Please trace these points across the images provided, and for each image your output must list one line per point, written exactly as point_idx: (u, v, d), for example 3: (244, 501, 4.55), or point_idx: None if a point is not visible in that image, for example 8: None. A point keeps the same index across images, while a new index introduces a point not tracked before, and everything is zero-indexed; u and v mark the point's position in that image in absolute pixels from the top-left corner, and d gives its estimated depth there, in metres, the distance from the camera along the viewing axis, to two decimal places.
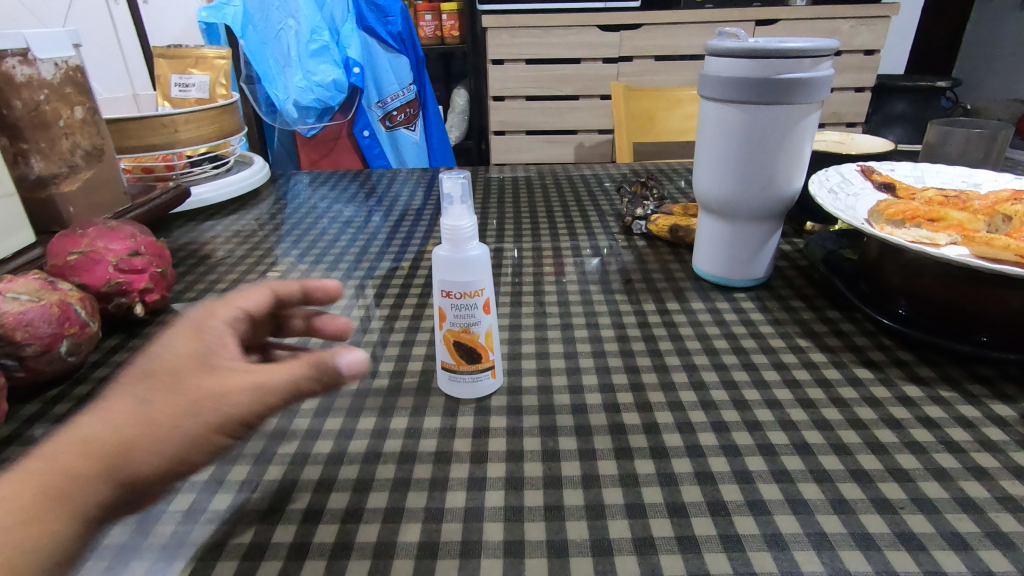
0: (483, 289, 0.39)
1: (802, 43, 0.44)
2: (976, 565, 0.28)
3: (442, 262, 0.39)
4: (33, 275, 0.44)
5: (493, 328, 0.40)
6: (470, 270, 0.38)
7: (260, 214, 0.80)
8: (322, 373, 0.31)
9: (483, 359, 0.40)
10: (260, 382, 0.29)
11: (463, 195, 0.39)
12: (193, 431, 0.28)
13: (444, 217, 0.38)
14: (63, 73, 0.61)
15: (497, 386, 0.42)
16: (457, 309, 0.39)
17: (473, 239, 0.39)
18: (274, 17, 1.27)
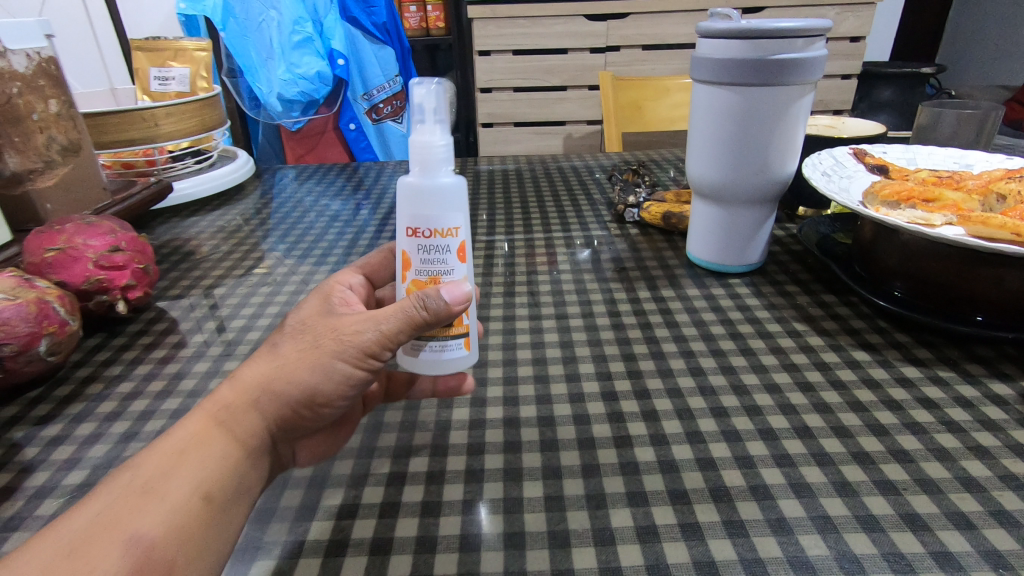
0: (459, 229, 0.35)
1: (795, 23, 0.44)
2: (981, 545, 0.27)
3: (409, 189, 0.35)
4: (9, 273, 0.42)
5: (467, 277, 0.36)
6: (444, 201, 0.35)
7: (246, 209, 0.78)
8: (431, 303, 0.32)
9: (456, 322, 0.36)
10: (379, 315, 0.32)
11: (438, 109, 0.35)
12: (321, 370, 0.31)
13: (416, 135, 0.35)
14: (35, 64, 0.59)
15: (467, 361, 0.37)
16: (427, 251, 0.35)
17: (447, 163, 0.35)
18: (255, 9, 1.24)
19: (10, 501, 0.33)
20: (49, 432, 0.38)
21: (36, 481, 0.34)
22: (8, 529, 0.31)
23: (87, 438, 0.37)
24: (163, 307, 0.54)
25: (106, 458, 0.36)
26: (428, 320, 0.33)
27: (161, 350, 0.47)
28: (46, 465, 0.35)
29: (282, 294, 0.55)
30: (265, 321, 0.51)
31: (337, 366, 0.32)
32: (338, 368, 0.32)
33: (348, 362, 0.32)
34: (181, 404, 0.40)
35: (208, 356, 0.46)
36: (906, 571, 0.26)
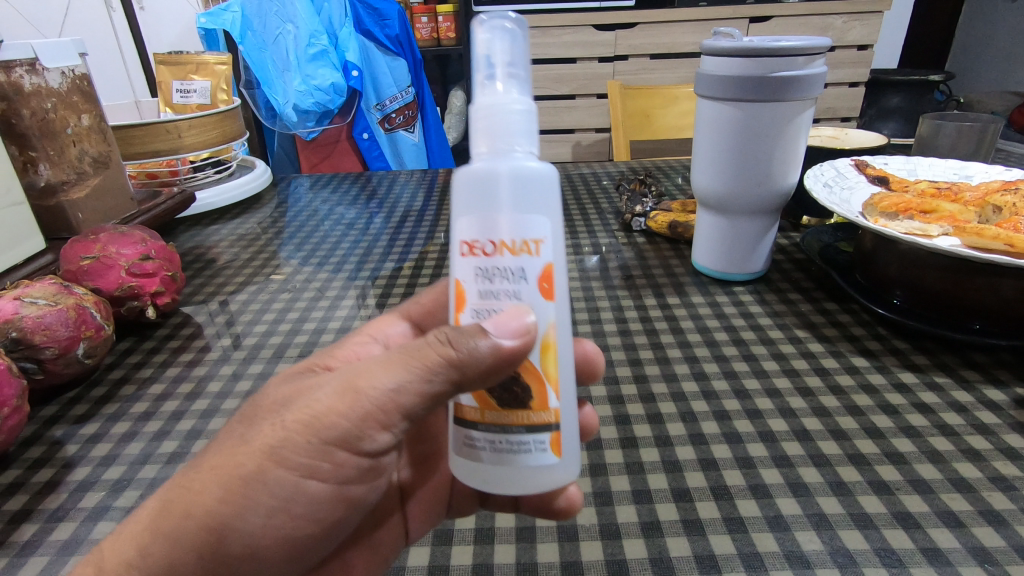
0: (542, 243, 0.27)
1: (795, 42, 0.46)
2: (969, 542, 0.29)
3: (473, 180, 0.27)
4: (49, 280, 0.45)
5: (553, 323, 0.27)
6: (525, 195, 0.27)
7: (264, 217, 0.81)
8: (465, 339, 0.25)
9: (537, 404, 0.27)
10: (353, 389, 0.27)
11: (511, 66, 0.28)
12: (269, 476, 0.27)
13: (485, 96, 0.27)
14: (69, 81, 0.62)
15: (556, 472, 0.28)
16: (495, 278, 0.27)
17: (525, 137, 0.28)
18: (272, 23, 1.28)
19: (54, 494, 0.35)
20: (87, 430, 0.40)
21: (77, 476, 0.36)
22: (55, 519, 0.33)
23: (123, 436, 0.40)
24: (188, 312, 0.56)
25: (141, 455, 0.38)
26: (464, 370, 0.26)
27: (188, 353, 0.50)
28: (86, 461, 0.37)
29: (302, 300, 0.58)
30: (285, 326, 0.53)
31: (283, 473, 0.27)
32: (285, 477, 0.27)
33: (302, 461, 0.27)
34: (209, 405, 0.42)
35: (233, 359, 0.48)
36: (896, 566, 0.28)
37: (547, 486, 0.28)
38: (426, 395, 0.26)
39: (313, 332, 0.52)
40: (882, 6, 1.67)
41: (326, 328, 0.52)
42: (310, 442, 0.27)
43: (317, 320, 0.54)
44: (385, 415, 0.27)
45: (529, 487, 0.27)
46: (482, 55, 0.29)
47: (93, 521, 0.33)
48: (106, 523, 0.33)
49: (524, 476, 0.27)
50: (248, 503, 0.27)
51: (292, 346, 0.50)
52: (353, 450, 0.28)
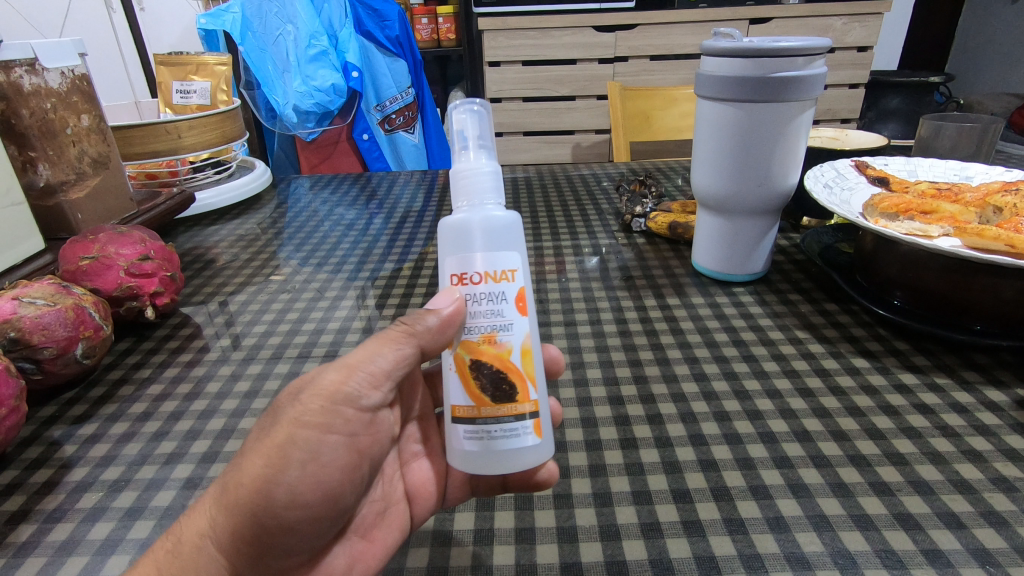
0: (517, 271, 0.31)
1: (795, 42, 0.46)
2: (970, 543, 0.29)
3: (453, 227, 0.31)
4: (47, 280, 0.45)
5: (529, 334, 0.31)
6: (496, 233, 0.31)
7: (264, 218, 0.81)
8: (417, 318, 0.31)
9: (521, 396, 0.30)
10: (347, 365, 0.30)
11: (483, 142, 0.34)
12: (293, 444, 0.28)
13: (462, 161, 0.32)
14: (68, 81, 0.62)
15: (540, 451, 0.30)
16: (480, 300, 0.30)
17: (494, 192, 0.32)
18: (272, 23, 1.28)
19: (52, 494, 0.35)
20: (85, 430, 0.40)
21: (75, 476, 0.36)
22: (52, 520, 0.33)
23: (121, 436, 0.40)
24: (187, 312, 0.56)
25: (140, 455, 0.38)
26: (419, 334, 0.31)
27: (188, 353, 0.50)
28: (84, 462, 0.37)
29: (301, 301, 0.58)
30: (285, 327, 0.53)
31: (306, 434, 0.29)
32: (309, 435, 0.29)
33: (321, 421, 0.29)
34: (208, 405, 0.42)
35: (231, 359, 0.48)
36: (898, 567, 0.28)
37: (532, 463, 0.30)
38: (401, 358, 0.31)
39: (312, 333, 0.52)
40: (882, 8, 1.67)
41: (325, 329, 0.52)
42: (321, 402, 0.29)
43: (316, 320, 0.54)
44: (371, 375, 0.31)
45: (520, 466, 0.30)
46: (456, 132, 0.34)
47: (90, 521, 0.33)
48: (104, 523, 0.33)
49: (515, 457, 0.30)
50: (285, 461, 0.28)
51: (291, 346, 0.50)
52: (356, 405, 0.30)
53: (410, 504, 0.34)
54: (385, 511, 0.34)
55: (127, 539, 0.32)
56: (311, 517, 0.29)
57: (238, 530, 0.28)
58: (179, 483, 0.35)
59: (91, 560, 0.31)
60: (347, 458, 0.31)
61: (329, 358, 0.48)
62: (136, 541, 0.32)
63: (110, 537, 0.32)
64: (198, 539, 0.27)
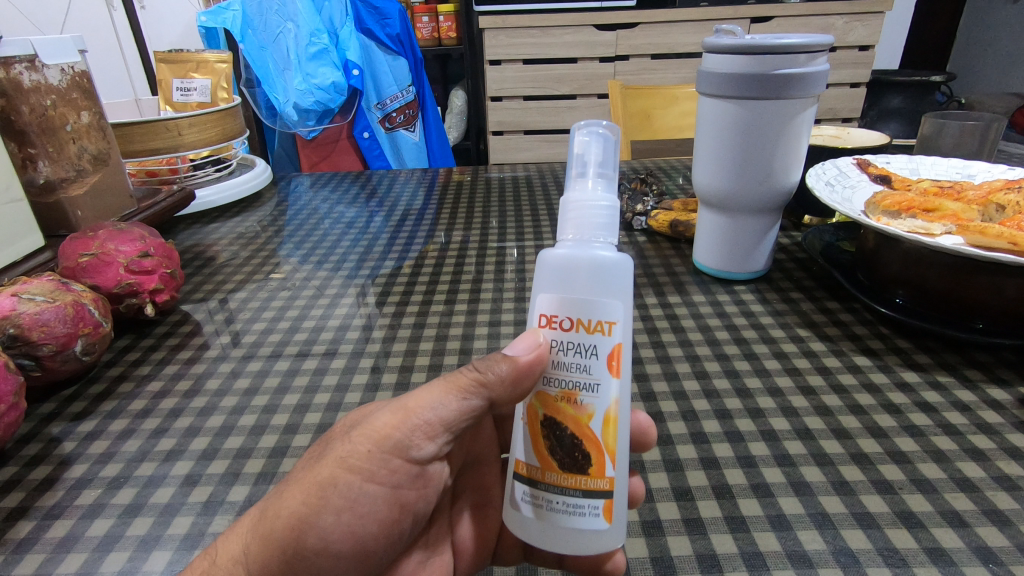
0: (616, 325, 0.28)
1: (797, 39, 0.45)
2: (973, 541, 0.29)
3: (556, 262, 0.29)
4: (47, 277, 0.45)
5: (619, 400, 0.28)
6: (602, 278, 0.28)
7: (264, 216, 0.81)
8: (491, 365, 0.28)
9: (595, 471, 0.28)
10: (405, 412, 0.29)
11: (604, 174, 0.31)
12: (335, 487, 0.27)
13: (576, 189, 0.30)
14: (68, 78, 0.62)
15: (607, 537, 0.28)
16: (567, 352, 0.28)
17: (607, 231, 0.29)
18: (272, 22, 1.28)
19: (51, 491, 0.35)
20: (85, 427, 0.40)
21: (74, 473, 0.36)
22: (51, 516, 0.33)
23: (121, 433, 0.39)
24: (187, 310, 0.56)
25: (139, 452, 0.38)
26: (489, 386, 0.29)
27: (187, 350, 0.49)
28: (84, 458, 0.37)
29: (301, 299, 0.57)
30: (285, 324, 0.53)
31: (350, 480, 0.28)
32: (352, 481, 0.28)
33: (366, 467, 0.28)
34: (208, 402, 0.42)
35: (231, 356, 0.48)
36: (900, 566, 0.28)
37: (596, 549, 0.28)
38: (465, 410, 0.29)
39: (312, 330, 0.52)
40: (884, 7, 1.67)
41: (325, 326, 0.52)
42: (369, 447, 0.28)
43: (316, 318, 0.54)
44: (429, 427, 0.29)
45: (580, 551, 0.27)
46: (576, 155, 0.32)
47: (89, 518, 0.33)
48: (103, 520, 0.33)
49: (577, 537, 0.28)
50: (323, 504, 0.27)
51: (291, 344, 0.50)
52: (406, 456, 0.29)
53: (455, 556, 0.36)
54: (429, 560, 0.35)
55: (126, 536, 0.32)
56: (340, 564, 0.29)
57: (265, 567, 0.27)
58: (178, 480, 0.35)
59: (90, 556, 0.31)
60: (387, 510, 0.30)
61: (329, 356, 0.48)
62: (135, 538, 0.31)
63: (108, 534, 0.32)
64: (229, 568, 0.27)
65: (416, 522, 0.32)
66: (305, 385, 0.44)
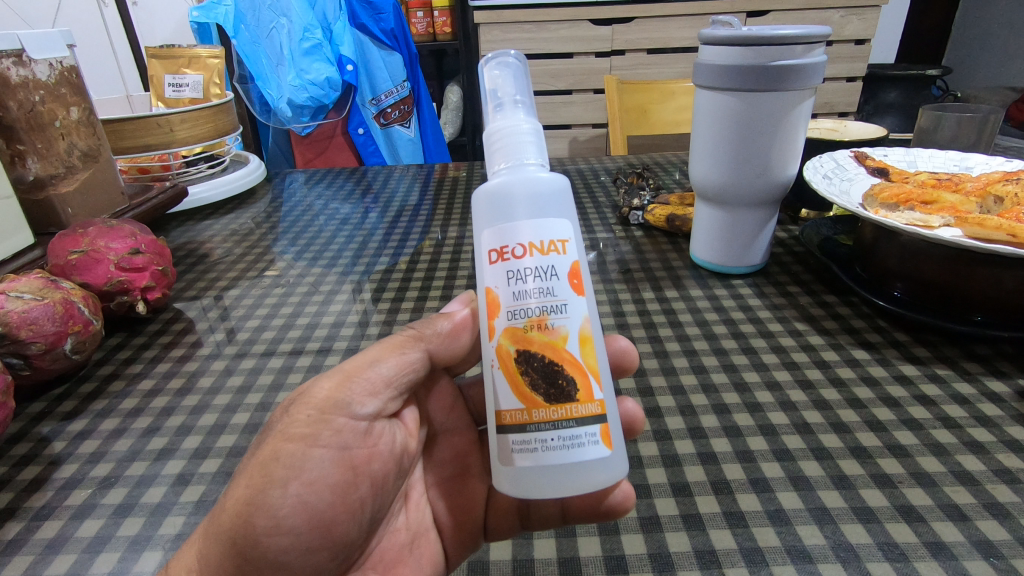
0: (568, 244, 0.29)
1: (795, 30, 0.45)
2: (974, 535, 0.28)
3: (493, 192, 0.29)
4: (36, 275, 0.44)
5: (586, 318, 0.29)
6: (542, 199, 0.29)
7: (258, 213, 0.80)
8: (430, 324, 0.34)
9: (583, 396, 0.28)
10: (346, 374, 0.30)
11: (520, 99, 0.32)
12: (275, 461, 0.27)
13: (497, 119, 0.31)
14: (57, 73, 0.61)
15: (611, 464, 0.28)
16: (524, 278, 0.28)
17: (537, 151, 0.31)
18: (265, 16, 1.27)
19: (40, 492, 0.34)
20: (75, 427, 0.40)
21: (63, 473, 0.36)
22: (40, 517, 0.32)
23: (112, 432, 0.39)
24: (180, 307, 0.56)
25: (130, 451, 0.37)
26: (428, 339, 0.33)
27: (180, 348, 0.49)
28: (74, 458, 0.37)
29: (295, 295, 0.57)
30: (279, 321, 0.52)
31: (291, 448, 0.28)
32: (293, 450, 0.28)
33: (303, 431, 0.28)
34: (200, 401, 0.42)
35: (225, 354, 0.48)
36: (902, 561, 0.27)
37: (606, 481, 0.28)
38: (405, 364, 0.32)
39: (306, 327, 0.51)
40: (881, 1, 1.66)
41: (320, 323, 0.52)
42: (310, 412, 0.29)
43: (310, 314, 0.53)
44: (371, 383, 0.31)
45: (591, 484, 0.27)
46: (491, 90, 0.33)
47: (79, 519, 0.32)
48: (92, 521, 0.32)
49: (582, 472, 0.27)
50: (268, 479, 0.27)
51: (285, 341, 0.49)
52: (349, 413, 0.30)
53: (441, 535, 0.35)
54: (413, 543, 0.35)
55: (116, 536, 0.31)
56: (299, 545, 0.28)
57: (221, 563, 0.27)
58: (170, 479, 0.35)
59: (80, 557, 0.30)
60: (339, 474, 0.29)
61: (324, 353, 0.47)
62: (125, 538, 0.31)
63: (99, 535, 0.31)
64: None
65: (377, 491, 0.32)
66: (299, 382, 0.44)
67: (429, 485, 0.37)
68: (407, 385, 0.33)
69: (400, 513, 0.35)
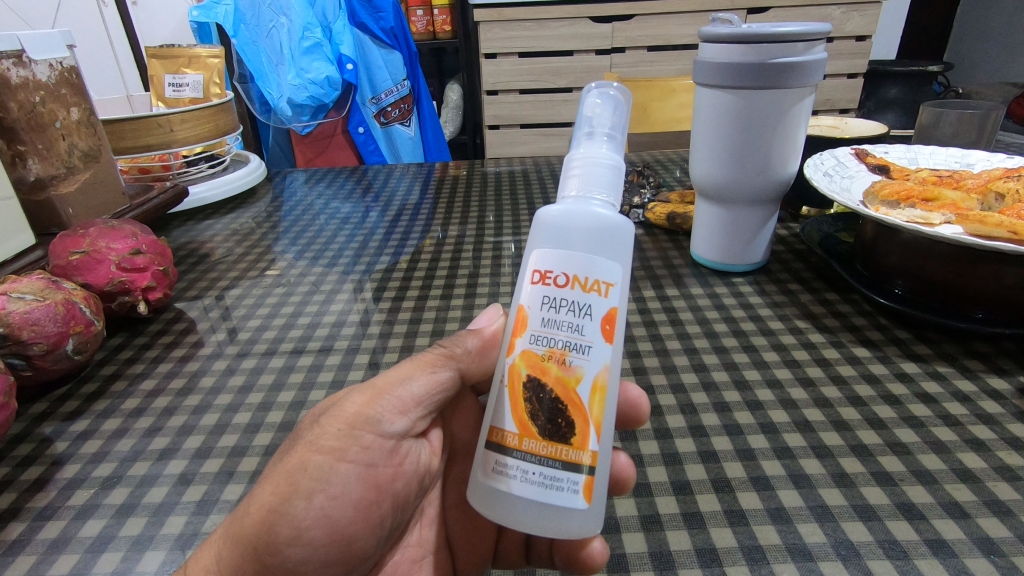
0: (613, 288, 0.28)
1: (796, 27, 0.45)
2: (975, 532, 0.28)
3: (555, 214, 0.28)
4: (37, 275, 0.44)
5: (607, 366, 0.28)
6: (602, 237, 0.28)
7: (259, 212, 0.80)
8: (458, 340, 0.33)
9: (578, 442, 0.27)
10: (376, 390, 0.30)
11: (611, 135, 0.31)
12: (302, 472, 0.27)
13: (582, 147, 0.30)
14: (57, 73, 0.61)
15: (584, 518, 0.27)
16: (559, 308, 0.28)
17: (607, 188, 0.29)
18: (265, 15, 1.27)
19: (43, 492, 0.34)
20: (77, 427, 0.40)
21: (66, 473, 0.36)
22: (43, 518, 0.33)
23: (114, 433, 0.39)
24: (181, 307, 0.56)
25: (132, 451, 0.37)
26: (459, 358, 0.33)
27: (181, 348, 0.49)
28: (76, 458, 0.37)
29: (296, 295, 0.57)
30: (280, 321, 0.52)
31: (319, 460, 0.28)
32: (321, 462, 0.28)
33: (332, 444, 0.28)
34: (202, 401, 0.42)
35: (226, 354, 0.48)
36: (902, 558, 0.27)
37: (570, 532, 0.27)
38: (437, 383, 0.31)
39: (307, 327, 0.51)
40: None
41: (320, 323, 0.52)
42: (340, 426, 0.29)
43: (311, 314, 0.53)
44: (401, 401, 0.30)
45: (555, 529, 0.27)
46: (586, 118, 0.32)
47: (82, 519, 0.32)
48: (95, 521, 0.32)
49: (551, 516, 0.27)
50: (293, 489, 0.27)
51: (287, 340, 0.49)
52: (378, 430, 0.29)
53: (453, 555, 0.37)
54: (422, 560, 0.36)
55: (119, 536, 0.31)
56: (316, 557, 0.28)
57: (240, 569, 0.27)
58: (172, 479, 0.35)
59: (83, 557, 0.30)
60: (363, 491, 0.29)
61: (325, 352, 0.47)
62: (128, 538, 0.31)
63: (102, 534, 0.31)
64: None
65: (397, 509, 0.32)
66: (300, 381, 0.44)
67: (445, 504, 0.37)
68: (436, 404, 0.32)
69: (414, 529, 0.35)
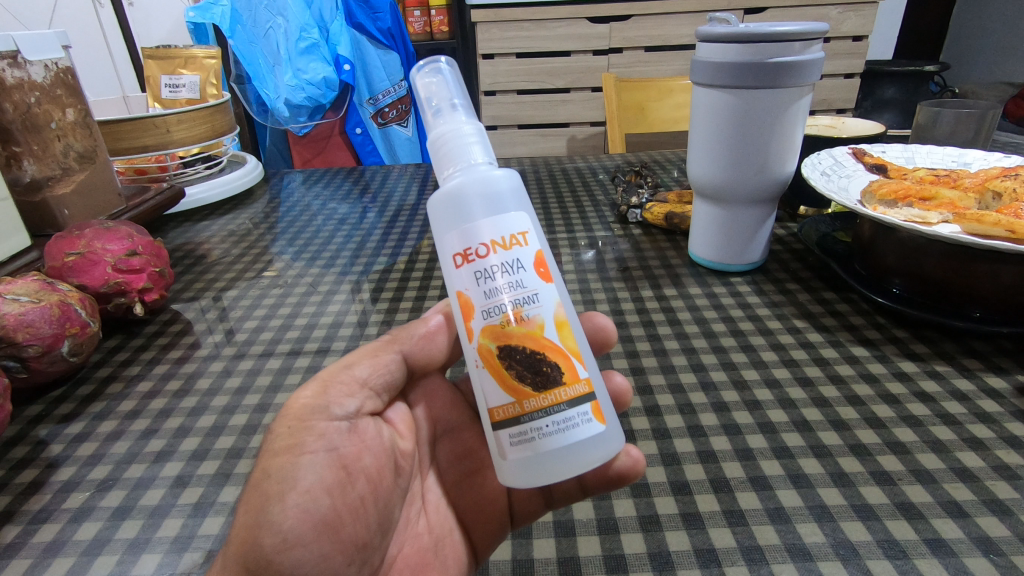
0: (528, 234, 0.29)
1: (794, 27, 0.45)
2: (974, 532, 0.28)
3: (447, 199, 0.29)
4: (32, 277, 0.44)
5: (559, 302, 0.29)
6: (498, 195, 0.29)
7: (256, 213, 0.80)
8: (408, 329, 0.35)
9: (569, 378, 0.28)
10: (322, 381, 0.30)
11: (454, 102, 0.32)
12: (266, 479, 0.27)
13: (438, 126, 0.31)
14: (52, 74, 0.61)
15: (607, 439, 0.28)
16: (493, 276, 0.28)
17: (482, 151, 0.31)
18: (263, 15, 1.27)
19: (38, 495, 0.34)
20: (73, 429, 0.40)
21: (61, 476, 0.35)
22: (37, 521, 0.32)
23: (110, 435, 0.39)
24: (177, 309, 0.55)
25: (128, 454, 0.37)
26: (403, 342, 0.34)
27: (177, 350, 0.49)
28: (71, 461, 0.37)
29: (292, 296, 0.57)
30: (277, 322, 0.52)
31: (279, 462, 0.27)
32: (282, 462, 0.28)
33: (285, 442, 0.28)
34: (199, 402, 0.42)
35: (222, 355, 0.47)
36: (901, 557, 0.27)
37: (603, 457, 0.28)
38: (380, 365, 0.33)
39: (304, 328, 0.51)
40: None
41: (318, 323, 0.52)
42: (290, 424, 0.29)
43: (308, 315, 0.53)
44: (347, 385, 0.31)
45: (590, 462, 0.27)
46: (426, 100, 0.33)
47: (77, 522, 0.32)
48: (90, 524, 0.32)
49: (579, 451, 0.27)
50: (264, 498, 0.27)
51: (283, 342, 0.49)
52: (330, 414, 0.29)
53: (466, 531, 0.35)
54: (438, 545, 0.34)
55: (115, 539, 0.31)
56: (313, 555, 0.27)
57: None
58: (168, 481, 0.35)
59: (78, 561, 0.30)
60: (335, 477, 0.29)
61: (321, 353, 0.47)
62: (124, 541, 0.31)
63: (97, 538, 0.31)
64: None
65: (377, 487, 0.31)
66: (297, 382, 0.43)
67: (446, 486, 0.36)
68: (385, 386, 0.33)
69: (419, 516, 0.34)
